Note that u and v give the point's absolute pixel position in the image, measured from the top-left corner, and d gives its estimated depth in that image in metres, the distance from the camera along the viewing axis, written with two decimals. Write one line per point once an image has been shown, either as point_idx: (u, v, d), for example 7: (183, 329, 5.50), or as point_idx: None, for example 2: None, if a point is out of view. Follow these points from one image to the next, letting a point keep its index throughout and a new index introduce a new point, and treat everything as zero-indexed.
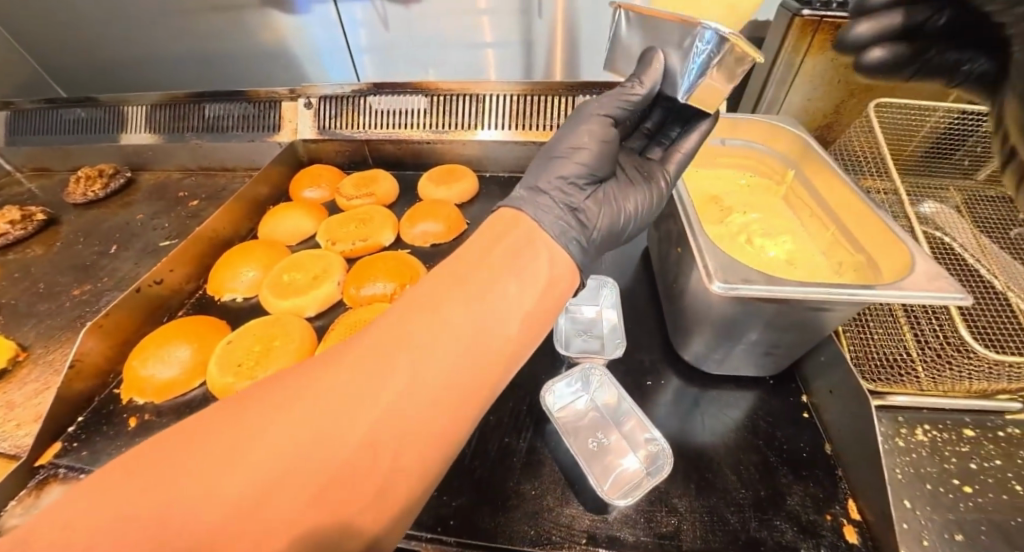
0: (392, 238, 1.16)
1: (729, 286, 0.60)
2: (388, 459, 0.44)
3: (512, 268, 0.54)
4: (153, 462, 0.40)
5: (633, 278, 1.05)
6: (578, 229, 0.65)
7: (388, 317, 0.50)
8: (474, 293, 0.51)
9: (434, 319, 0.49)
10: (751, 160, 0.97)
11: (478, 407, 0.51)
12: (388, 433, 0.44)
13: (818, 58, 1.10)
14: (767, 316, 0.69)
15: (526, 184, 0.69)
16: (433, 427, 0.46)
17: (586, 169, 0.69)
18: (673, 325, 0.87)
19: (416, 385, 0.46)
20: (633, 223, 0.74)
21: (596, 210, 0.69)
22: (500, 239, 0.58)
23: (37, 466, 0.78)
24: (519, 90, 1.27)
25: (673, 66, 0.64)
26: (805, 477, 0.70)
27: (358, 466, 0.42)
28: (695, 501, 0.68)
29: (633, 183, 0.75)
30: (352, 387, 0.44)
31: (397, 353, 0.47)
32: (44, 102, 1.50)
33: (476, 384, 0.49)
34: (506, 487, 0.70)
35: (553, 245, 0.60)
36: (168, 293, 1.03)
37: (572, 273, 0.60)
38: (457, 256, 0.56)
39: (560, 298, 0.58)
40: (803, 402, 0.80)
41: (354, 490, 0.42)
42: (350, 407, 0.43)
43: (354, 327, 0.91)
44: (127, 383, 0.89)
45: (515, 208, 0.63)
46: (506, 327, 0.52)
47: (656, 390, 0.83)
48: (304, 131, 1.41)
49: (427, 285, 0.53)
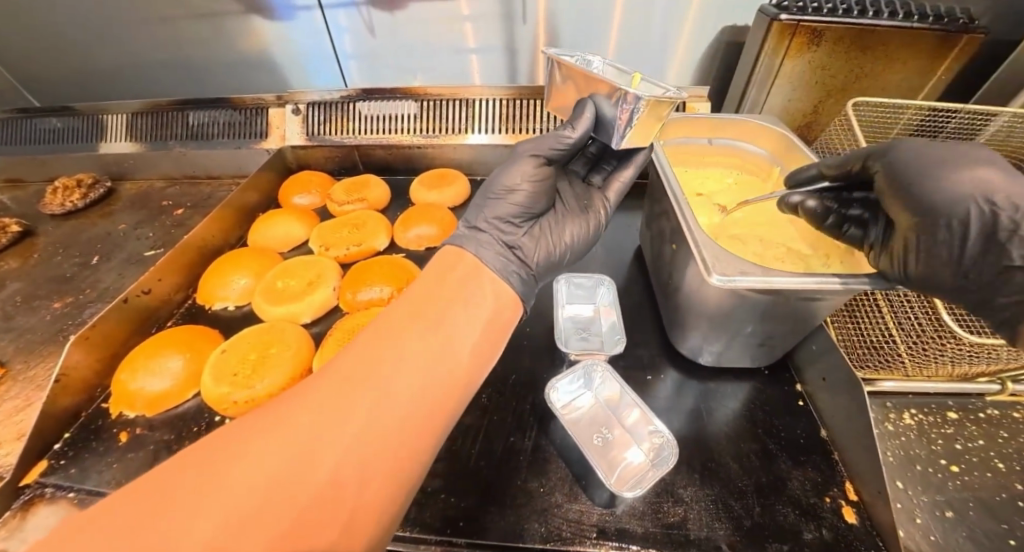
0: (386, 242, 1.15)
1: (728, 278, 0.61)
2: (357, 487, 0.47)
3: (460, 301, 0.58)
4: (122, 514, 0.40)
5: (628, 276, 1.07)
6: (519, 263, 0.68)
7: (345, 355, 0.53)
8: (427, 326, 0.55)
9: (391, 353, 0.53)
10: (738, 159, 1.00)
11: (440, 431, 0.54)
12: (354, 463, 0.46)
13: (796, 61, 1.15)
14: (763, 308, 0.71)
15: (467, 220, 0.71)
16: (397, 453, 0.49)
17: (521, 208, 0.71)
18: (670, 321, 0.89)
19: (378, 413, 0.49)
20: (572, 251, 0.78)
21: (538, 241, 0.72)
22: (449, 274, 0.62)
23: (22, 487, 0.75)
24: (508, 94, 1.28)
25: (605, 112, 0.69)
26: (804, 463, 0.72)
27: (327, 498, 0.44)
28: (700, 491, 0.70)
29: (572, 213, 0.78)
30: (315, 425, 0.47)
31: (357, 387, 0.50)
32: (17, 111, 1.45)
33: (436, 408, 0.53)
34: (513, 486, 0.70)
35: (496, 278, 0.63)
36: (156, 303, 1.00)
37: (516, 302, 0.64)
38: (409, 293, 0.60)
39: (508, 324, 0.63)
40: (798, 391, 0.82)
41: (323, 522, 0.44)
42: (315, 441, 0.46)
43: (352, 332, 0.91)
44: (116, 397, 0.87)
45: (457, 246, 0.66)
46: (459, 354, 0.56)
47: (656, 385, 0.85)
48: (292, 137, 1.39)
49: (382, 322, 0.56)
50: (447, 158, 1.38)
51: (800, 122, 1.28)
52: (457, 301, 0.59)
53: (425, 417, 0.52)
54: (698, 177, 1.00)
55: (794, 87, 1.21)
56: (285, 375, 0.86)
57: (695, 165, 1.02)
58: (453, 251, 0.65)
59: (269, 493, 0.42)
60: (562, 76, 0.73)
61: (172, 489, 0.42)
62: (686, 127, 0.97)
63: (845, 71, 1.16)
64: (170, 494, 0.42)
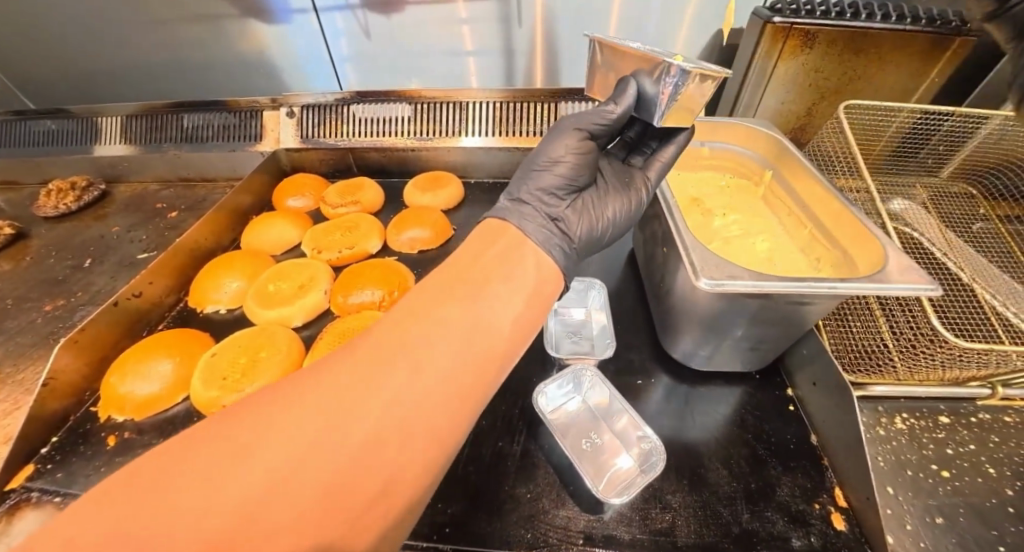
0: (379, 245, 1.15)
1: (716, 282, 0.61)
2: (389, 462, 0.44)
3: (500, 274, 0.56)
4: (150, 476, 0.39)
5: (620, 279, 1.07)
6: (561, 237, 0.66)
7: (383, 325, 0.51)
8: (466, 297, 0.53)
9: (430, 323, 0.50)
10: (729, 162, 0.99)
11: (475, 411, 0.51)
12: (386, 438, 0.44)
13: (789, 63, 1.14)
14: (752, 312, 0.71)
15: (509, 195, 0.70)
16: (432, 431, 0.46)
17: (563, 182, 0.70)
18: (661, 324, 0.89)
19: (413, 388, 0.46)
20: (611, 230, 0.76)
21: (577, 218, 0.70)
22: (489, 246, 0.59)
23: (7, 491, 0.75)
24: (501, 97, 1.29)
25: (646, 90, 0.68)
26: (794, 468, 0.72)
27: (358, 472, 0.42)
28: (689, 497, 0.69)
29: (612, 192, 0.76)
30: (349, 392, 0.44)
31: (394, 358, 0.47)
32: (12, 114, 1.45)
33: (472, 387, 0.50)
34: (501, 491, 0.70)
35: (539, 252, 0.61)
36: (148, 306, 1.00)
37: (557, 278, 0.62)
38: (449, 262, 0.57)
39: (547, 301, 0.60)
40: (788, 395, 0.81)
41: (352, 498, 0.41)
42: (349, 411, 0.43)
43: (342, 335, 0.90)
44: (105, 400, 0.86)
45: (501, 218, 0.65)
46: (498, 329, 0.53)
47: (647, 389, 0.84)
48: (286, 140, 1.39)
49: (418, 292, 0.54)
50: (441, 161, 1.38)
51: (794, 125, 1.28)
52: (497, 276, 0.56)
53: (461, 394, 0.49)
54: (689, 180, 1.00)
55: (788, 90, 1.21)
56: (274, 379, 0.86)
57: (687, 168, 1.01)
58: (493, 225, 0.63)
59: (297, 466, 0.40)
60: (602, 57, 0.73)
61: (199, 454, 0.40)
62: None
63: (839, 74, 1.16)
64: (194, 462, 0.39)
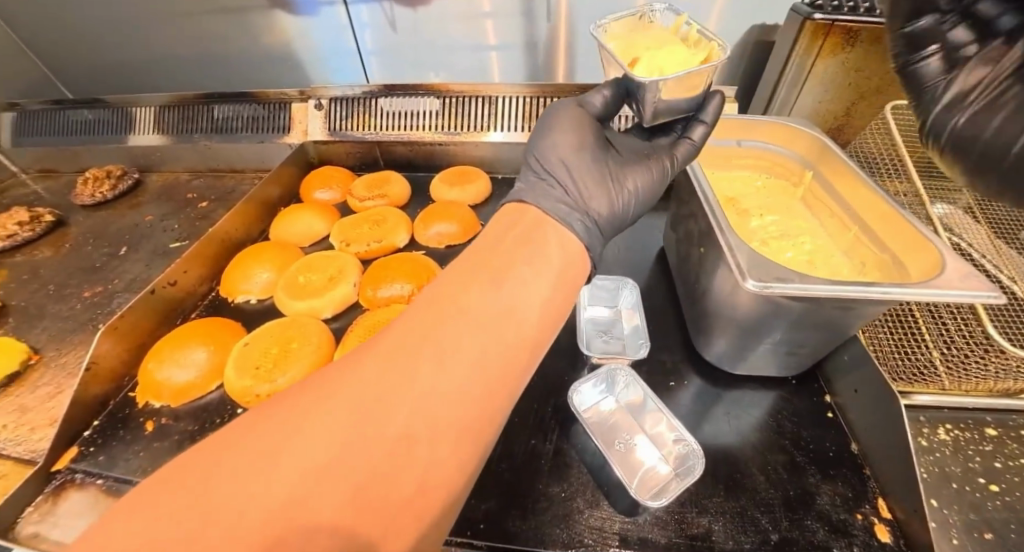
0: (407, 238, 1.15)
1: (763, 284, 0.59)
2: (428, 451, 0.43)
3: (525, 258, 0.55)
4: (197, 470, 0.39)
5: (650, 278, 1.06)
6: (580, 211, 0.66)
7: (409, 315, 0.51)
8: (491, 281, 0.52)
9: (456, 310, 0.50)
10: (768, 162, 0.97)
11: (507, 398, 0.50)
12: (420, 424, 0.43)
13: (829, 61, 1.12)
14: (796, 316, 0.69)
15: (522, 181, 0.71)
16: (466, 417, 0.46)
17: (574, 159, 0.71)
18: (695, 326, 0.88)
19: (445, 374, 0.46)
20: (637, 201, 0.75)
21: (596, 192, 0.70)
22: (510, 232, 0.59)
23: (54, 471, 0.77)
24: (529, 92, 1.27)
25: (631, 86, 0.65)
26: (833, 476, 0.70)
27: (397, 459, 0.42)
28: (725, 502, 0.68)
29: (633, 161, 0.75)
30: (380, 377, 0.44)
31: (424, 344, 0.47)
32: (52, 103, 1.49)
33: (503, 372, 0.49)
34: (534, 489, 0.70)
35: (561, 232, 0.61)
36: (182, 294, 1.02)
37: (583, 258, 0.61)
38: (472, 251, 0.57)
39: (574, 284, 0.59)
40: (827, 402, 0.80)
41: (393, 486, 0.41)
42: (383, 399, 0.43)
43: (372, 328, 0.90)
44: (143, 386, 0.88)
45: (517, 201, 0.65)
46: (527, 313, 0.52)
47: (679, 391, 0.84)
48: (315, 132, 1.40)
49: (441, 280, 0.54)
50: (468, 155, 1.37)
51: (830, 125, 1.25)
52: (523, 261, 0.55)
53: (492, 377, 0.49)
54: (725, 179, 0.97)
55: (825, 89, 1.17)
56: (306, 370, 0.87)
57: (722, 168, 0.99)
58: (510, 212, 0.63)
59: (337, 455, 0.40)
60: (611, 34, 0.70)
61: (241, 447, 0.40)
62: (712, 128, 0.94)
63: (881, 72, 1.12)
64: (234, 457, 0.39)
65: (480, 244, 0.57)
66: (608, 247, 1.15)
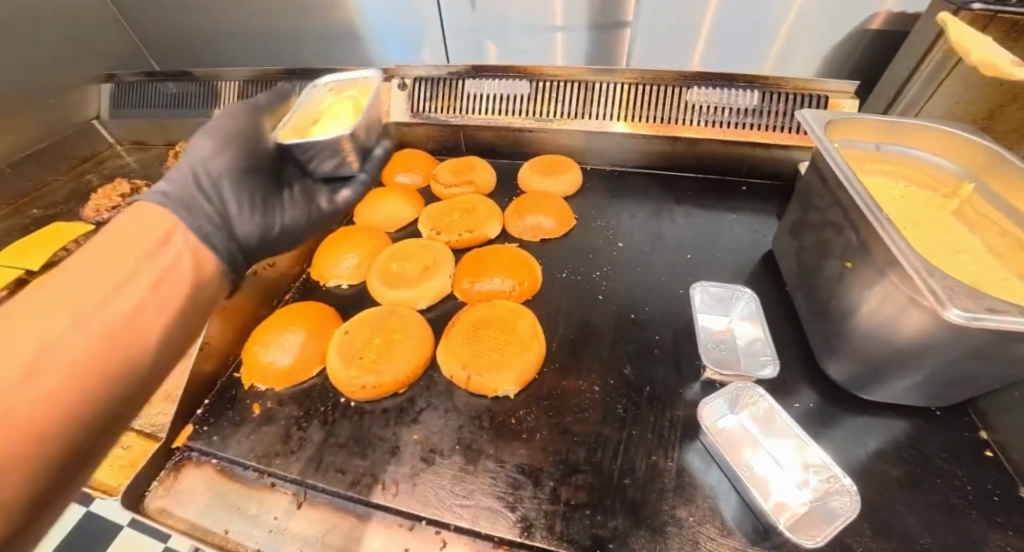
0: (498, 230, 1.11)
1: (972, 315, 0.50)
2: (60, 426, 0.50)
3: (130, 253, 0.59)
4: None
5: (761, 286, 0.99)
6: (213, 229, 0.68)
7: (52, 288, 0.54)
8: (93, 276, 0.56)
9: (70, 300, 0.54)
10: (910, 171, 0.89)
11: (124, 382, 0.56)
12: (40, 408, 0.48)
13: None
14: (975, 349, 0.61)
15: (162, 183, 0.67)
16: (86, 403, 0.52)
17: (219, 178, 0.71)
18: (824, 344, 0.81)
19: (107, 340, 0.55)
20: (286, 236, 0.79)
21: (245, 218, 0.73)
22: (117, 231, 0.61)
23: (173, 448, 0.79)
24: (628, 78, 1.21)
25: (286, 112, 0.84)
26: (1002, 525, 0.64)
27: (31, 441, 0.47)
28: (876, 543, 0.63)
29: (291, 202, 0.81)
30: (39, 350, 0.50)
31: (64, 323, 0.52)
32: (144, 75, 1.51)
33: (116, 355, 0.55)
34: (661, 509, 0.67)
35: (186, 239, 0.64)
36: (278, 276, 1.01)
37: (195, 263, 0.64)
38: (98, 238, 0.60)
39: (179, 283, 0.62)
40: (981, 439, 0.73)
41: (40, 459, 0.48)
42: (31, 378, 0.48)
43: (477, 324, 0.86)
44: (248, 368, 0.88)
45: (152, 204, 0.64)
46: (129, 305, 0.57)
47: (806, 414, 0.78)
48: (396, 112, 1.36)
49: (81, 258, 0.58)
50: (554, 143, 1.31)
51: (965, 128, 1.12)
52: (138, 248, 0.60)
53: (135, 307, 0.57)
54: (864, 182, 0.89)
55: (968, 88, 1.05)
56: (410, 364, 0.84)
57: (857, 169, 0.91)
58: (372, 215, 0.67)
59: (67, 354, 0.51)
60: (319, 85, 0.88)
61: None
62: (858, 126, 0.87)
63: None
64: None
65: (101, 236, 0.60)
66: (710, 249, 1.09)
